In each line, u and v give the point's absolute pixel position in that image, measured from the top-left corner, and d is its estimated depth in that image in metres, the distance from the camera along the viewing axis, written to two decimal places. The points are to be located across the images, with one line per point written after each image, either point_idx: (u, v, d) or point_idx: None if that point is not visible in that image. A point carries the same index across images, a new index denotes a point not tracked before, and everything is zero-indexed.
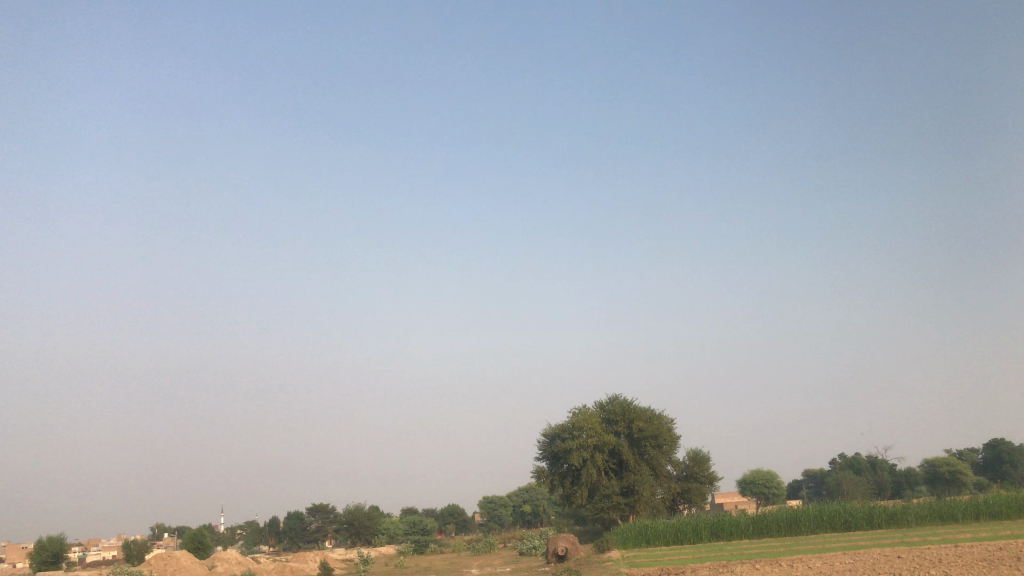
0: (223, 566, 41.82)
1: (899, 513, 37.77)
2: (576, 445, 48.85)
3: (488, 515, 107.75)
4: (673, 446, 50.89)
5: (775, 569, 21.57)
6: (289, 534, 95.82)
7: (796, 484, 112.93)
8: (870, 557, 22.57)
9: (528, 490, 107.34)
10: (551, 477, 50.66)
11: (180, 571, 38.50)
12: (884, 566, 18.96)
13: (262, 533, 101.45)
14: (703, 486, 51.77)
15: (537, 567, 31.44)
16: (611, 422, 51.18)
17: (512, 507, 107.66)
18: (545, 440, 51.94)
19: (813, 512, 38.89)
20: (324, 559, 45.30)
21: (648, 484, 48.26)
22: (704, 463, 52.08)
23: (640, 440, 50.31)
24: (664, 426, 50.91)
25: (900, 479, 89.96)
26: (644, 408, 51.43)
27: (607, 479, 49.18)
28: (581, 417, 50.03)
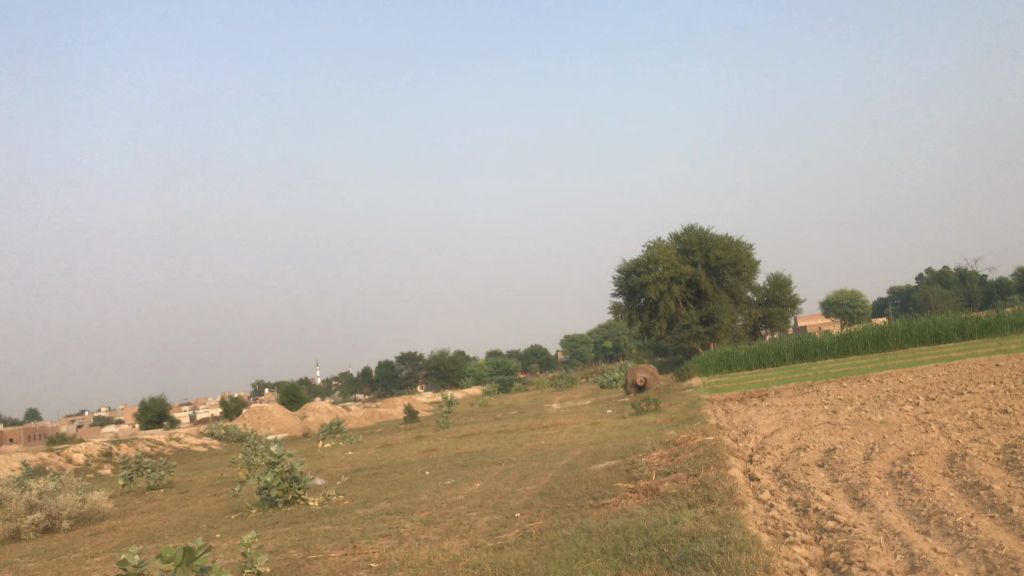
0: (315, 415, 43.43)
1: (992, 323, 36.10)
2: (653, 279, 48.04)
3: (571, 352, 109.65)
4: (753, 272, 49.59)
5: (864, 385, 20.59)
6: (382, 382, 99.67)
7: (880, 303, 111.20)
8: (967, 367, 21.29)
9: (609, 326, 108.39)
10: (629, 312, 50.28)
11: (275, 424, 40.08)
12: (984, 376, 17.71)
13: (357, 382, 105.78)
14: (785, 309, 50.70)
15: (617, 398, 31.36)
16: (687, 253, 49.98)
17: (594, 344, 109.04)
18: (621, 275, 51.25)
19: (901, 327, 37.60)
20: (412, 404, 46.67)
21: (728, 311, 47.43)
22: (785, 286, 50.77)
23: (718, 269, 49.14)
24: (742, 252, 49.48)
25: (990, 290, 87.11)
26: (720, 236, 49.96)
27: (685, 309, 48.50)
28: (656, 250, 48.95)
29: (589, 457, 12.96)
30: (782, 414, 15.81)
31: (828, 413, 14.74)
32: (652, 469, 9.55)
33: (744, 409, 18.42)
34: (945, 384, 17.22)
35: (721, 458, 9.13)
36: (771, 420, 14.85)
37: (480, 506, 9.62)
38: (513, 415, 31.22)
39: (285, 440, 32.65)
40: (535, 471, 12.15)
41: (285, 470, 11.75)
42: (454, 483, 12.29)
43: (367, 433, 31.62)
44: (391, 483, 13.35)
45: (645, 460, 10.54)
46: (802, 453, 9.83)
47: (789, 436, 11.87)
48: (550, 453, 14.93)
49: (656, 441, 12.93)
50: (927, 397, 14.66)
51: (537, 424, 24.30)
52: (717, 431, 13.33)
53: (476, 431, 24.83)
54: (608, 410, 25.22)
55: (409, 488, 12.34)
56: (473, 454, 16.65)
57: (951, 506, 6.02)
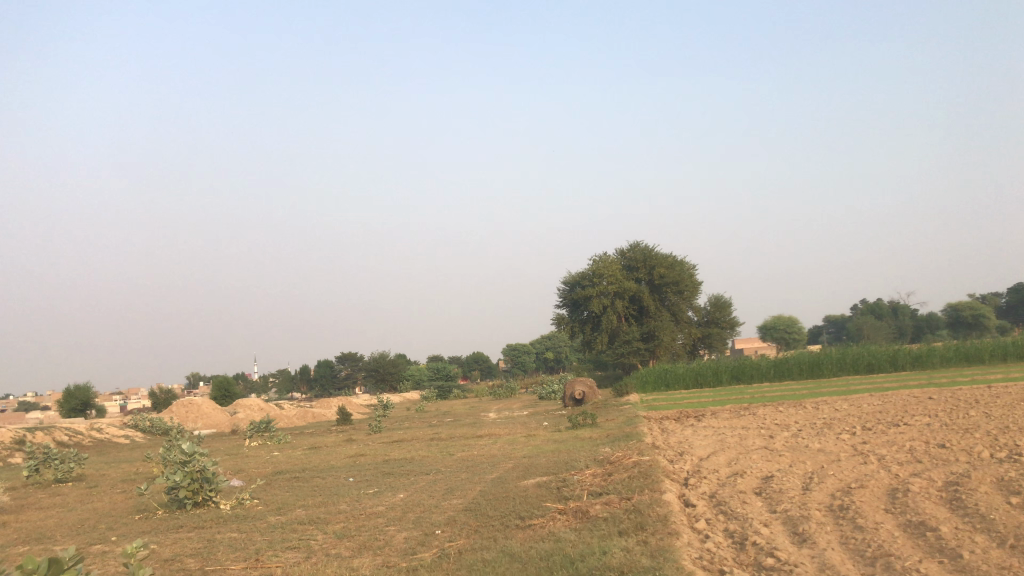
0: (245, 412, 42.17)
1: (925, 356, 36.72)
2: (597, 293, 47.93)
3: (511, 361, 109.21)
4: (695, 292, 49.82)
5: (800, 411, 20.54)
6: (320, 381, 98.03)
7: (817, 330, 113.37)
8: (900, 399, 21.41)
9: (551, 338, 108.28)
10: (571, 324, 50.08)
11: (202, 418, 38.77)
12: (918, 409, 17.75)
13: (294, 380, 103.85)
14: (724, 331, 50.99)
15: (554, 410, 30.96)
16: (632, 269, 50.06)
17: (535, 354, 108.80)
18: (565, 287, 51.08)
19: (836, 354, 38.04)
20: (347, 405, 45.66)
21: (669, 329, 47.50)
22: (725, 307, 51.07)
23: (661, 286, 49.27)
24: (685, 272, 49.73)
25: (922, 323, 89.45)
26: (665, 254, 50.17)
27: (627, 325, 48.50)
28: (602, 265, 48.89)
29: (520, 471, 12.45)
30: (719, 436, 15.56)
31: (765, 437, 14.51)
32: (584, 488, 9.09)
33: (681, 428, 18.14)
34: (881, 414, 17.18)
35: (657, 481, 8.71)
36: (708, 442, 14.55)
37: (400, 520, 9.04)
38: (448, 422, 30.57)
39: (211, 436, 31.49)
40: (463, 484, 11.61)
41: (197, 470, 10.98)
42: (376, 493, 11.67)
43: (297, 433, 30.65)
44: (311, 489, 12.65)
45: (578, 478, 10.08)
46: (739, 479, 9.48)
47: (727, 459, 11.55)
48: (480, 465, 14.39)
49: (589, 458, 12.50)
50: (864, 427, 14.53)
51: (471, 434, 23.72)
52: (653, 451, 12.96)
53: (409, 437, 24.16)
54: (545, 423, 24.75)
55: (329, 495, 11.68)
56: (402, 462, 16.01)
57: (895, 547, 5.69)
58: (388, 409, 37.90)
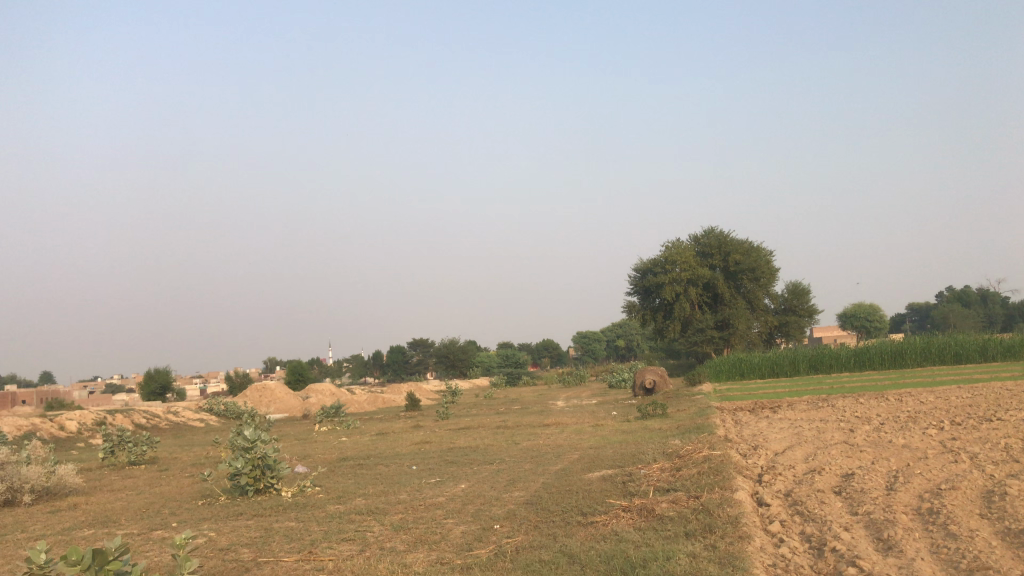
0: (317, 397, 42.78)
1: (1016, 346, 34.90)
2: (669, 280, 47.05)
3: (582, 348, 108.53)
4: (772, 279, 48.45)
5: (882, 403, 19.62)
6: (392, 366, 99.28)
7: (899, 318, 109.63)
8: (991, 391, 20.27)
9: (622, 325, 107.17)
10: (643, 312, 49.30)
11: (276, 403, 39.45)
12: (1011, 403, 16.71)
13: (367, 365, 105.37)
14: (802, 319, 49.47)
15: (624, 399, 30.44)
16: (706, 256, 49.00)
17: (606, 341, 107.94)
18: (637, 274, 50.31)
19: (921, 344, 36.49)
20: (417, 391, 45.91)
21: (744, 317, 46.32)
22: (803, 295, 49.52)
23: (736, 273, 48.08)
24: (762, 259, 48.40)
25: (1012, 312, 85.56)
26: (740, 240, 48.92)
27: (700, 313, 47.50)
28: (674, 251, 47.96)
29: (585, 463, 12.08)
30: (795, 429, 14.89)
31: (845, 431, 13.80)
32: (651, 484, 8.66)
33: (755, 420, 17.47)
34: (970, 408, 16.23)
35: (728, 478, 8.22)
36: (784, 435, 13.91)
37: (459, 513, 8.77)
38: (516, 409, 30.34)
39: (283, 420, 31.97)
40: (526, 476, 11.30)
41: (258, 457, 10.95)
42: (437, 482, 11.45)
43: (366, 419, 30.87)
44: (374, 477, 12.53)
45: (644, 472, 9.65)
46: (817, 477, 8.91)
47: (803, 455, 10.95)
48: (545, 455, 14.05)
49: (658, 451, 12.03)
50: (953, 422, 13.68)
51: (538, 422, 23.41)
52: (726, 444, 12.41)
53: (476, 425, 24.00)
54: (614, 412, 24.28)
55: (390, 484, 11.53)
56: (466, 451, 15.80)
57: (993, 559, 5.13)
58: (457, 395, 37.92)
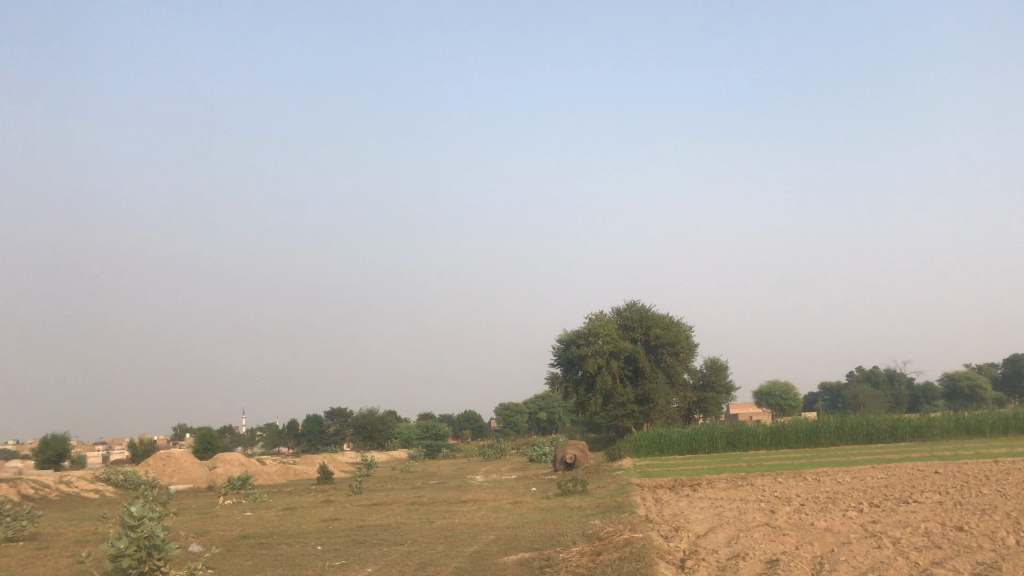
0: (225, 467, 40.82)
1: (924, 427, 35.85)
2: (591, 352, 47.09)
3: (503, 421, 107.51)
4: (691, 354, 48.96)
5: (800, 482, 19.57)
6: (308, 437, 96.26)
7: (811, 397, 112.30)
8: (903, 472, 20.52)
9: (544, 398, 106.81)
10: (564, 384, 49.05)
11: (180, 472, 37.43)
12: (923, 484, 16.84)
13: (281, 435, 101.91)
14: (720, 395, 49.94)
15: (543, 474, 29.85)
16: (627, 329, 49.37)
17: (528, 415, 107.30)
18: (559, 346, 50.22)
19: (834, 423, 37.10)
20: (331, 463, 44.32)
21: (664, 392, 46.49)
22: (721, 371, 50.10)
23: (657, 348, 48.46)
24: (682, 334, 48.95)
25: (917, 393, 88.50)
26: (661, 315, 49.48)
27: (621, 386, 47.54)
28: (597, 324, 48.18)
29: (501, 545, 11.51)
30: (716, 509, 14.60)
31: (765, 512, 13.58)
32: (570, 571, 8.17)
33: (675, 499, 17.15)
34: (885, 489, 16.28)
35: (651, 566, 7.79)
36: (704, 516, 13.60)
37: None
38: (432, 484, 29.40)
39: (185, 492, 30.24)
40: (438, 559, 10.66)
41: (143, 536, 10.01)
42: (343, 565, 10.71)
43: (274, 492, 29.43)
44: (274, 559, 11.66)
45: (563, 557, 9.15)
46: (742, 563, 8.56)
47: (726, 538, 10.60)
48: (459, 535, 13.40)
49: (577, 532, 11.56)
50: (872, 504, 13.59)
51: (454, 498, 22.62)
52: (647, 525, 12.02)
53: (390, 500, 23.03)
54: (532, 487, 23.69)
55: (291, 567, 10.72)
56: (376, 529, 14.99)
57: None
58: (372, 468, 36.66)
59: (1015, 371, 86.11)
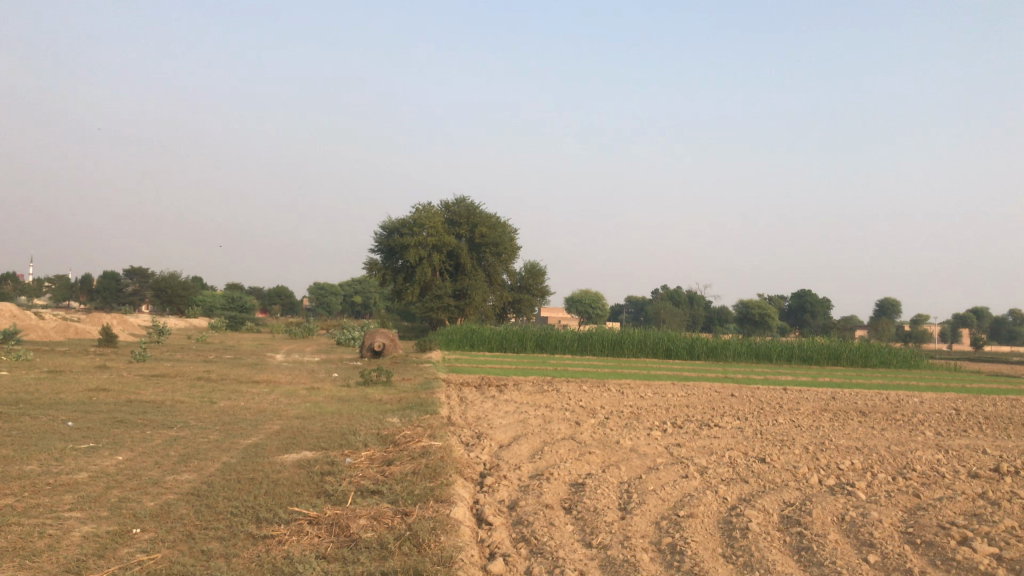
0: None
1: (719, 348, 37.63)
2: (415, 242, 45.73)
3: (317, 300, 104.73)
4: (512, 256, 48.81)
5: (604, 393, 19.53)
6: (102, 294, 89.55)
7: (617, 308, 117.45)
8: (701, 392, 20.95)
9: (361, 282, 104.98)
10: (383, 271, 47.56)
11: None
12: (720, 407, 17.09)
13: (72, 289, 94.11)
14: (534, 298, 50.35)
15: (349, 360, 28.60)
16: (453, 224, 48.31)
17: (343, 297, 105.18)
18: (383, 232, 48.49)
19: (639, 336, 38.22)
20: (119, 325, 40.84)
21: (481, 290, 46.22)
22: (539, 275, 50.35)
23: (480, 246, 47.92)
24: (506, 235, 48.59)
25: (713, 315, 94.39)
26: (489, 214, 48.79)
27: (440, 280, 46.74)
28: (424, 214, 46.74)
29: (283, 440, 10.17)
30: (521, 415, 13.94)
31: (570, 424, 13.08)
32: (353, 484, 7.02)
33: (480, 400, 16.44)
34: (686, 409, 16.32)
35: (446, 485, 6.80)
36: (509, 422, 12.87)
37: (93, 504, 6.56)
38: (227, 359, 27.49)
39: None
40: (204, 452, 9.18)
41: None
42: (89, 449, 9.05)
43: (44, 351, 26.43)
44: (8, 434, 9.75)
45: (348, 463, 8.04)
46: (546, 485, 7.79)
47: (529, 451, 9.88)
48: (241, 422, 11.96)
49: (371, 432, 10.42)
50: (675, 425, 13.46)
51: (247, 377, 20.94)
52: (448, 429, 11.08)
53: (175, 373, 21.07)
54: (334, 374, 22.42)
55: (21, 447, 8.91)
56: (146, 407, 13.22)
57: None
58: (164, 335, 34.03)
59: (800, 304, 93.23)
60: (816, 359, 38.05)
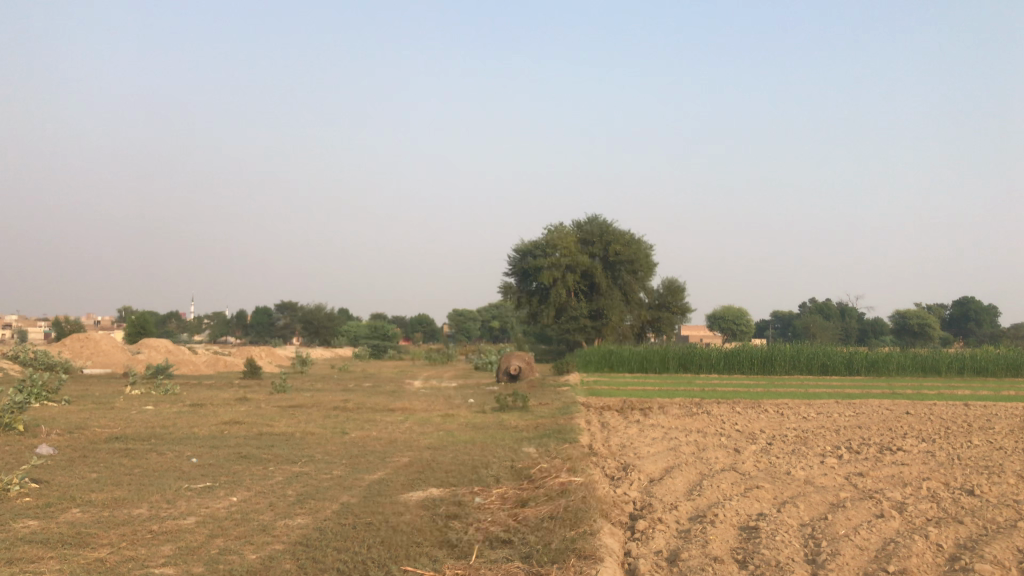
0: (150, 354, 38.16)
1: (880, 361, 34.68)
2: (548, 264, 44.93)
3: (456, 326, 106.07)
4: (649, 273, 47.08)
5: (761, 415, 17.74)
6: (256, 328, 93.72)
7: (762, 324, 112.74)
8: (871, 410, 18.78)
9: (499, 306, 105.44)
10: (518, 294, 46.93)
11: (99, 355, 34.62)
12: (899, 427, 15.06)
13: (229, 325, 99.05)
14: (674, 316, 48.31)
15: (486, 384, 27.90)
16: (586, 243, 47.20)
17: (481, 322, 105.85)
18: (516, 255, 47.92)
19: (790, 351, 35.71)
20: (265, 357, 41.77)
21: (618, 309, 44.74)
22: (678, 292, 48.34)
23: (615, 264, 46.52)
24: (642, 251, 46.97)
25: (867, 327, 88.78)
26: (623, 231, 47.36)
27: (576, 301, 45.63)
28: (556, 235, 45.89)
29: (410, 474, 9.26)
30: (671, 443, 12.52)
31: (728, 452, 11.58)
32: (481, 533, 5.94)
33: (624, 425, 15.11)
34: (859, 431, 14.41)
35: (590, 535, 5.62)
36: (658, 451, 11.52)
37: (190, 557, 5.78)
38: (366, 387, 27.29)
39: (97, 378, 27.67)
40: (323, 491, 8.36)
41: None
42: (206, 489, 8.42)
43: (193, 385, 27.01)
44: (127, 473, 9.27)
45: (477, 505, 7.00)
46: (712, 530, 6.44)
47: (686, 485, 8.54)
48: (369, 455, 11.15)
49: (504, 465, 9.34)
50: (852, 451, 11.71)
51: (383, 405, 20.43)
52: (589, 460, 9.88)
53: (313, 403, 20.83)
54: (470, 400, 21.64)
55: (136, 487, 8.34)
56: (275, 440, 12.68)
57: None
58: (307, 365, 34.43)
59: (963, 312, 86.19)
60: (993, 369, 34.40)
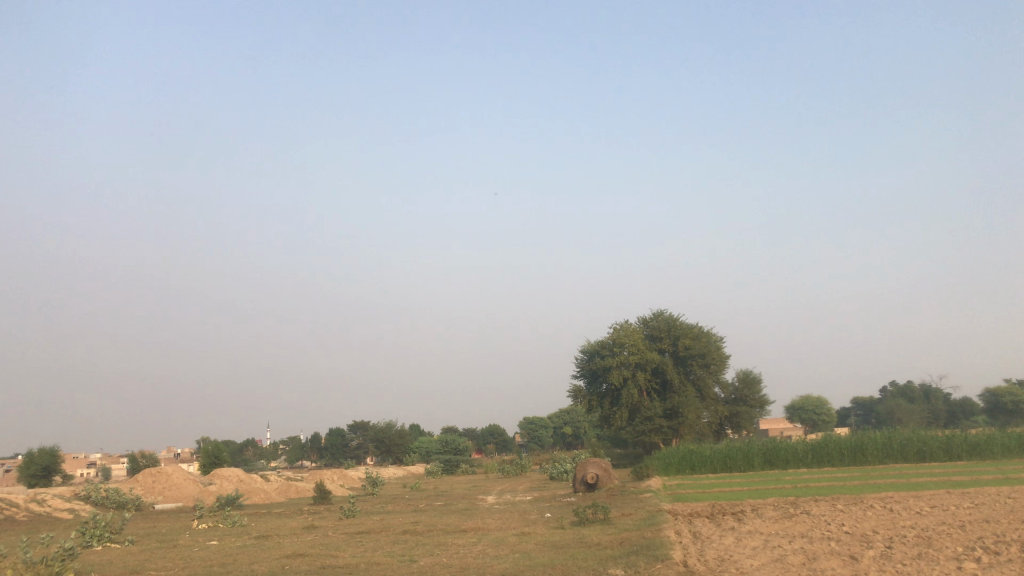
0: (220, 485, 37.57)
1: (982, 444, 32.13)
2: (616, 363, 43.66)
3: (528, 435, 104.31)
4: (722, 366, 45.35)
5: (870, 512, 16.03)
6: (330, 450, 93.12)
7: (844, 412, 107.97)
8: (991, 499, 16.89)
9: (570, 412, 103.38)
10: (588, 397, 45.51)
11: (169, 490, 34.11)
12: None
13: (303, 449, 98.58)
14: (753, 410, 46.22)
15: (562, 495, 26.44)
16: (653, 340, 45.88)
17: (552, 429, 103.84)
18: (583, 357, 46.74)
19: (883, 439, 33.36)
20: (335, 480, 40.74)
21: (694, 406, 42.91)
22: (754, 384, 46.41)
23: (686, 359, 44.97)
24: (712, 344, 45.40)
25: (956, 408, 84.04)
26: (691, 324, 45.99)
27: (648, 400, 43.97)
28: (623, 333, 44.73)
29: None
30: (775, 553, 11.10)
31: (843, 560, 10.13)
32: None
33: (717, 535, 13.65)
34: (989, 525, 12.71)
35: None
36: (763, 564, 10.13)
37: None
38: (437, 507, 26.10)
39: (165, 513, 27.02)
40: None
41: None
42: None
43: (261, 515, 26.11)
44: None
45: None
46: None
47: None
48: None
49: None
50: (990, 550, 10.13)
51: (455, 525, 19.24)
52: None
53: (383, 527, 19.74)
54: (547, 514, 20.26)
55: None
56: None
57: None
58: (377, 487, 33.30)
59: None
60: None
